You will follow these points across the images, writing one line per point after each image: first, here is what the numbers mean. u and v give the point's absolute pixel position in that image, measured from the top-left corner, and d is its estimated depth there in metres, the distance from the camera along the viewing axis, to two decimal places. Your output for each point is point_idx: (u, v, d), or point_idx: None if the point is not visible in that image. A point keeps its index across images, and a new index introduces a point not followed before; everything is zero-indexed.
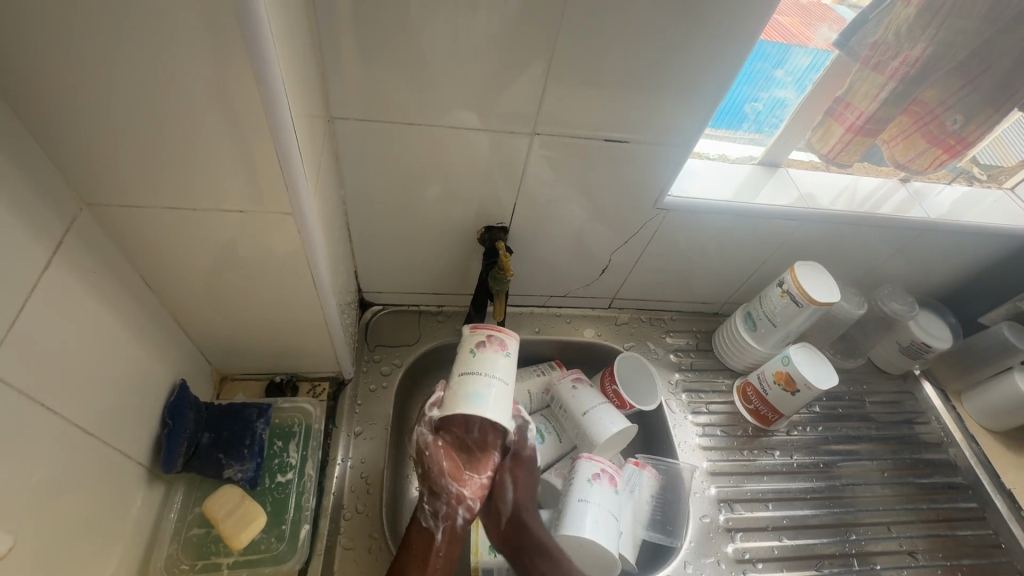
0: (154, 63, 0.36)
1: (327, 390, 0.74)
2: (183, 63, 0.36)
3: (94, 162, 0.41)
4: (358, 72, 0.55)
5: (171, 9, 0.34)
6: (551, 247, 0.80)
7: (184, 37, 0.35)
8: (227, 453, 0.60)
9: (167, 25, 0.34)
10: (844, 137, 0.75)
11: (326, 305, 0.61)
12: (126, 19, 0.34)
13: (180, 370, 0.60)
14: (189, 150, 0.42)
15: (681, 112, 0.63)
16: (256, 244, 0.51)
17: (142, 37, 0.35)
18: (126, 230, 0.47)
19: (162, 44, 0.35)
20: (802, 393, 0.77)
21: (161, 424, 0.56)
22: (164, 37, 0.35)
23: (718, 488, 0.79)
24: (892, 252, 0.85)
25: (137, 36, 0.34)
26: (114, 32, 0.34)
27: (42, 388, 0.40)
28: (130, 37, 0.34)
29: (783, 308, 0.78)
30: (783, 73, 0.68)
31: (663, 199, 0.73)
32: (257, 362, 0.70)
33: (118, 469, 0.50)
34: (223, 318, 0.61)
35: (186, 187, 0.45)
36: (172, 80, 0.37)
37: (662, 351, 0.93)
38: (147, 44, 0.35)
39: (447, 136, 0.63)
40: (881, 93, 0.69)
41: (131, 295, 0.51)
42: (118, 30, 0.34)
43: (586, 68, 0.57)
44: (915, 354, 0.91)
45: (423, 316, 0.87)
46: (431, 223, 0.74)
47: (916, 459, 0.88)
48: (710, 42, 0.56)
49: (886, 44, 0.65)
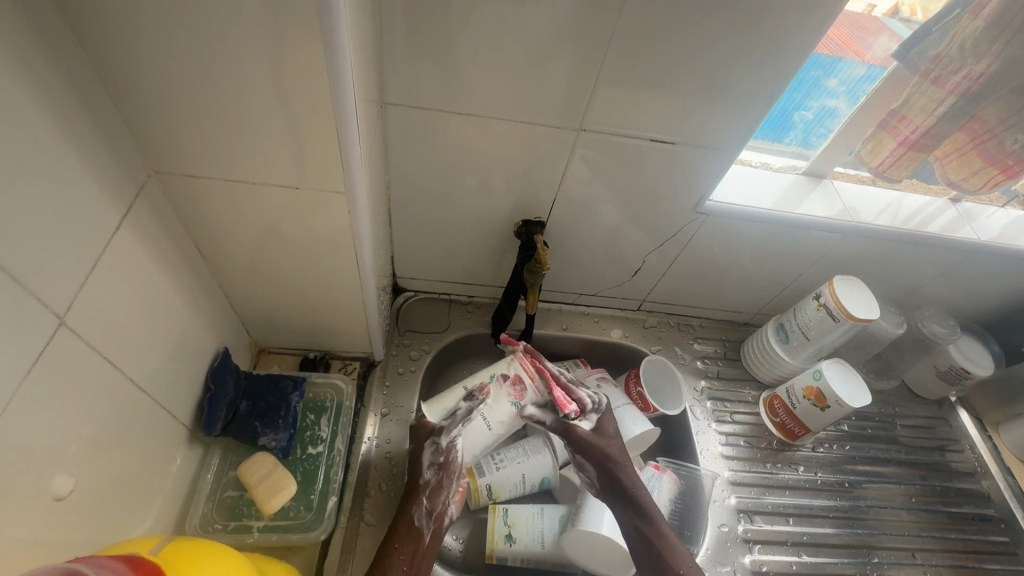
0: (231, 40, 0.38)
1: (358, 369, 0.76)
2: (257, 43, 0.38)
3: (165, 133, 0.43)
4: (412, 60, 0.56)
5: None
6: (585, 244, 0.80)
7: (261, 19, 0.36)
8: (262, 422, 0.62)
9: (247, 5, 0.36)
10: (895, 151, 0.73)
11: (365, 286, 0.63)
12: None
13: (223, 339, 0.62)
14: (254, 127, 0.44)
15: (731, 117, 0.62)
16: (306, 222, 0.53)
17: (223, 15, 0.36)
18: (186, 201, 0.50)
19: (240, 24, 0.37)
20: (832, 409, 0.76)
21: (204, 387, 0.58)
22: (243, 17, 0.36)
23: (738, 498, 0.78)
24: (936, 272, 0.83)
25: (217, 15, 0.36)
26: (198, 11, 0.36)
27: (103, 345, 0.42)
28: (211, 16, 0.36)
29: (818, 322, 0.77)
30: (835, 82, 0.67)
31: (703, 204, 0.72)
32: (294, 337, 0.72)
33: (163, 429, 0.52)
34: (267, 291, 0.63)
35: (247, 162, 0.47)
36: (246, 58, 0.39)
37: (689, 357, 0.92)
38: (226, 23, 0.37)
39: (493, 128, 0.63)
40: (940, 106, 0.68)
41: (186, 262, 0.53)
42: (200, 8, 0.36)
43: (637, 67, 0.57)
44: (953, 379, 0.88)
45: (453, 305, 0.88)
46: (469, 214, 0.75)
47: (947, 487, 0.86)
48: (766, 48, 0.55)
49: (949, 56, 0.63)
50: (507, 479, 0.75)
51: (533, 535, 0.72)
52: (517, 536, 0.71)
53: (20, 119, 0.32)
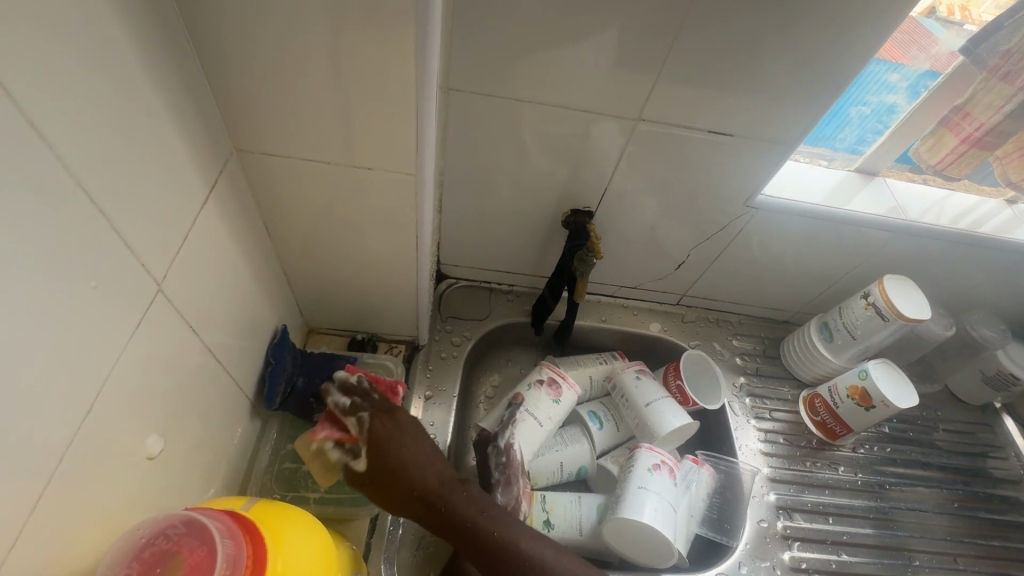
0: (328, 23, 0.38)
1: (403, 352, 0.78)
2: (352, 26, 0.38)
3: (251, 111, 0.45)
4: (479, 45, 0.57)
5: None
6: (632, 236, 0.80)
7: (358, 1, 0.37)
8: (318, 399, 0.62)
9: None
10: (957, 148, 0.72)
11: (421, 270, 0.64)
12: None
13: (281, 317, 0.64)
14: (336, 108, 0.44)
15: (794, 110, 0.61)
16: (372, 204, 0.54)
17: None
18: (262, 179, 0.51)
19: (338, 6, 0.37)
20: (877, 410, 0.75)
21: (265, 361, 0.60)
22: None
23: (776, 495, 0.78)
24: (989, 275, 0.81)
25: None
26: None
27: (189, 316, 0.44)
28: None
29: (865, 321, 0.76)
30: (897, 77, 0.65)
31: (755, 198, 0.72)
32: (345, 318, 0.74)
33: (232, 401, 0.54)
34: (326, 270, 0.65)
35: (324, 142, 0.48)
36: (339, 41, 0.40)
37: (728, 353, 0.92)
38: (324, 5, 0.37)
39: (552, 116, 0.64)
40: (1007, 103, 0.66)
41: (256, 240, 0.55)
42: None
43: (705, 58, 0.57)
44: (1000, 386, 0.86)
45: (493, 293, 0.89)
46: (519, 202, 0.75)
47: (990, 494, 0.84)
48: (839, 41, 0.54)
49: (1021, 52, 0.62)
50: (546, 465, 0.76)
51: (570, 521, 0.73)
52: (555, 522, 0.72)
53: (136, 95, 0.34)
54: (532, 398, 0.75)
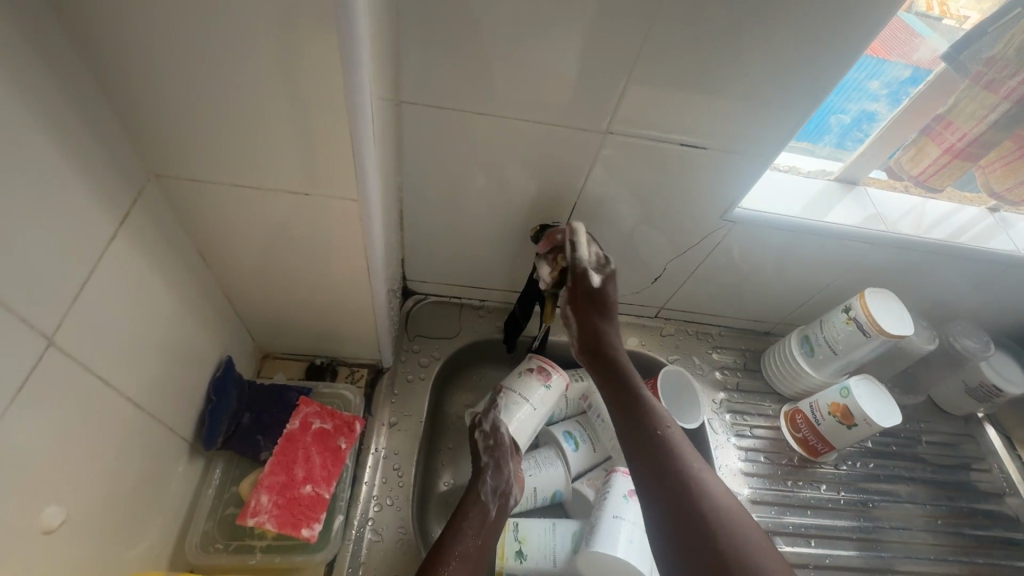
0: (241, 41, 0.34)
1: (365, 377, 0.74)
2: (270, 43, 0.35)
3: (166, 135, 0.40)
4: (431, 54, 0.53)
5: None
6: (604, 249, 0.77)
7: (273, 17, 0.33)
8: (265, 435, 0.58)
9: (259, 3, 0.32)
10: (939, 160, 0.70)
11: (376, 293, 0.60)
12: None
13: (226, 347, 0.60)
14: (263, 131, 0.40)
15: (767, 120, 0.58)
16: (316, 227, 0.50)
17: (233, 12, 0.33)
18: (188, 206, 0.46)
19: (250, 23, 0.33)
20: (859, 428, 0.72)
21: (205, 399, 0.55)
22: (253, 16, 0.33)
23: (757, 517, 0.75)
24: (970, 285, 0.79)
25: (226, 12, 0.33)
26: (203, 5, 0.32)
27: (98, 363, 0.39)
28: (220, 13, 0.33)
29: (847, 336, 0.73)
30: (878, 84, 0.62)
31: (732, 211, 0.69)
32: (300, 342, 0.69)
33: (163, 445, 0.50)
34: (274, 296, 0.60)
35: (254, 166, 0.43)
36: (257, 60, 0.36)
37: (707, 367, 0.89)
38: (236, 21, 0.33)
39: (513, 129, 0.60)
40: (991, 114, 0.64)
41: (187, 269, 0.50)
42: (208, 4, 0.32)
43: (671, 69, 0.53)
44: (983, 397, 0.85)
45: (464, 309, 0.85)
46: (484, 217, 0.72)
47: (973, 509, 0.82)
48: (811, 50, 0.51)
49: (1005, 60, 0.59)
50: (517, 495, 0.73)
51: (543, 552, 0.69)
52: (527, 553, 0.69)
53: (4, 125, 0.29)
54: (526, 384, 0.73)
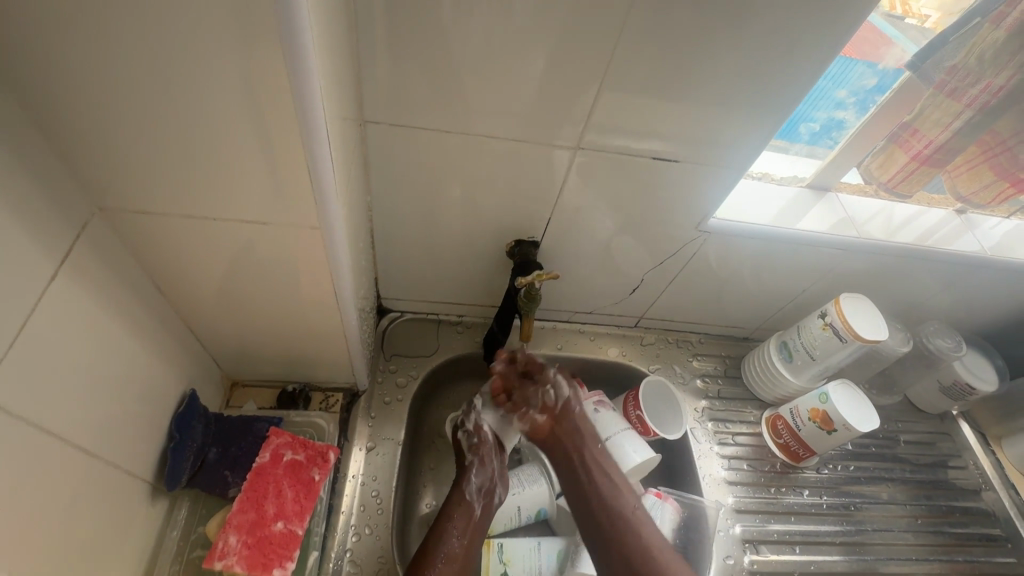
0: (186, 72, 0.33)
1: (341, 401, 0.72)
2: (216, 73, 0.34)
3: (111, 168, 0.38)
4: (393, 72, 0.52)
5: (207, 12, 0.31)
6: (581, 262, 0.76)
7: (217, 44, 0.32)
8: (233, 470, 0.56)
9: (202, 31, 0.31)
10: (907, 166, 0.71)
11: (346, 316, 0.58)
12: (157, 20, 0.31)
13: (189, 379, 0.57)
14: (217, 162, 0.39)
15: (735, 131, 0.58)
16: (278, 254, 0.48)
17: (175, 42, 0.32)
18: (140, 238, 0.45)
19: (194, 52, 0.32)
20: (840, 433, 0.73)
21: (168, 437, 0.53)
22: (197, 48, 0.32)
23: (742, 527, 0.75)
24: (942, 286, 0.80)
25: (167, 41, 0.32)
26: (142, 35, 0.31)
27: (42, 408, 0.37)
28: (164, 45, 0.32)
29: (824, 341, 0.74)
30: (846, 93, 0.63)
31: (707, 222, 0.69)
32: (270, 369, 0.67)
33: (121, 488, 0.47)
34: (240, 324, 0.58)
35: (207, 196, 0.42)
36: (205, 90, 0.34)
37: (688, 376, 0.89)
38: (180, 52, 0.32)
39: (481, 145, 0.59)
40: (956, 120, 0.65)
41: (143, 303, 0.48)
42: (147, 35, 0.31)
43: (637, 84, 0.53)
44: (956, 395, 0.86)
45: (442, 325, 0.84)
46: (457, 234, 0.70)
47: (951, 507, 0.83)
48: (774, 63, 0.52)
49: (967, 68, 0.60)
50: (501, 515, 0.71)
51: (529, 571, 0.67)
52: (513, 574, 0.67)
53: None
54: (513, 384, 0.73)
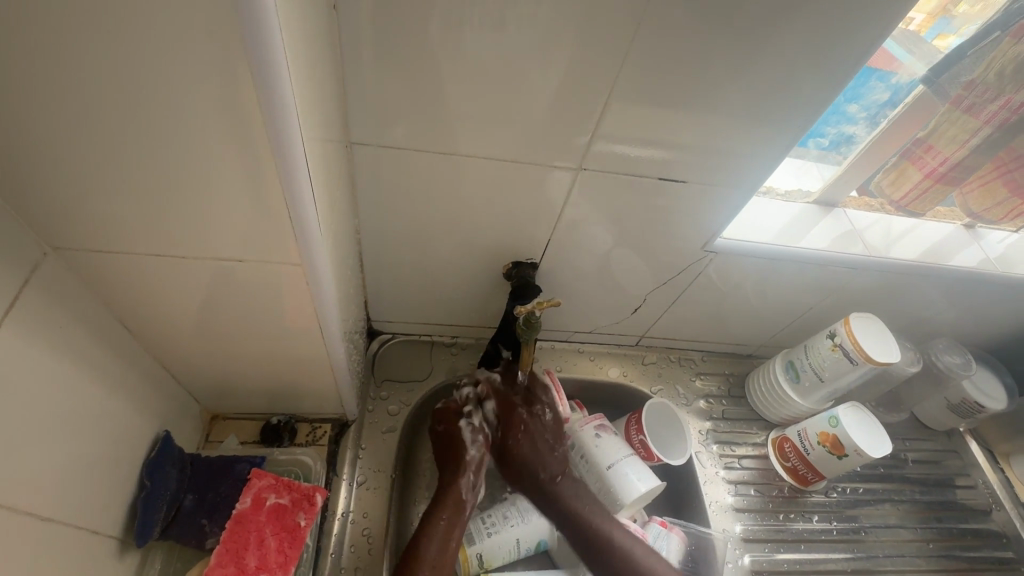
0: (147, 103, 0.30)
1: (329, 432, 0.68)
2: (180, 105, 0.30)
3: (66, 204, 0.35)
4: (380, 91, 0.48)
5: (168, 39, 0.27)
6: (580, 281, 0.73)
7: (176, 71, 0.29)
8: (212, 518, 0.54)
9: (164, 60, 0.28)
10: (920, 184, 0.68)
11: (332, 349, 0.54)
12: (111, 48, 0.27)
13: (161, 418, 0.54)
14: (184, 197, 0.36)
15: (741, 148, 0.55)
16: (256, 289, 0.45)
17: (133, 72, 0.29)
18: (103, 276, 0.41)
19: (155, 83, 0.29)
20: (851, 458, 0.70)
21: (138, 485, 0.50)
22: (157, 78, 0.29)
23: (751, 557, 0.73)
24: (950, 303, 0.78)
25: (124, 71, 0.29)
26: (95, 65, 0.28)
27: None
28: (120, 75, 0.29)
29: (833, 363, 0.71)
30: (857, 108, 0.60)
31: (712, 242, 0.66)
32: (252, 402, 0.63)
33: (86, 544, 0.44)
34: (218, 358, 0.54)
35: (172, 231, 0.39)
36: (169, 123, 0.31)
37: (691, 396, 0.86)
38: (139, 82, 0.29)
39: (474, 166, 0.56)
40: (972, 138, 0.63)
41: (107, 343, 0.45)
42: (101, 64, 0.28)
43: (639, 102, 0.51)
44: (965, 412, 0.84)
45: (435, 347, 0.80)
46: (450, 256, 0.67)
47: (962, 529, 0.81)
48: (783, 81, 0.49)
49: (984, 83, 0.58)
50: (499, 545, 0.67)
51: None
52: None
53: None
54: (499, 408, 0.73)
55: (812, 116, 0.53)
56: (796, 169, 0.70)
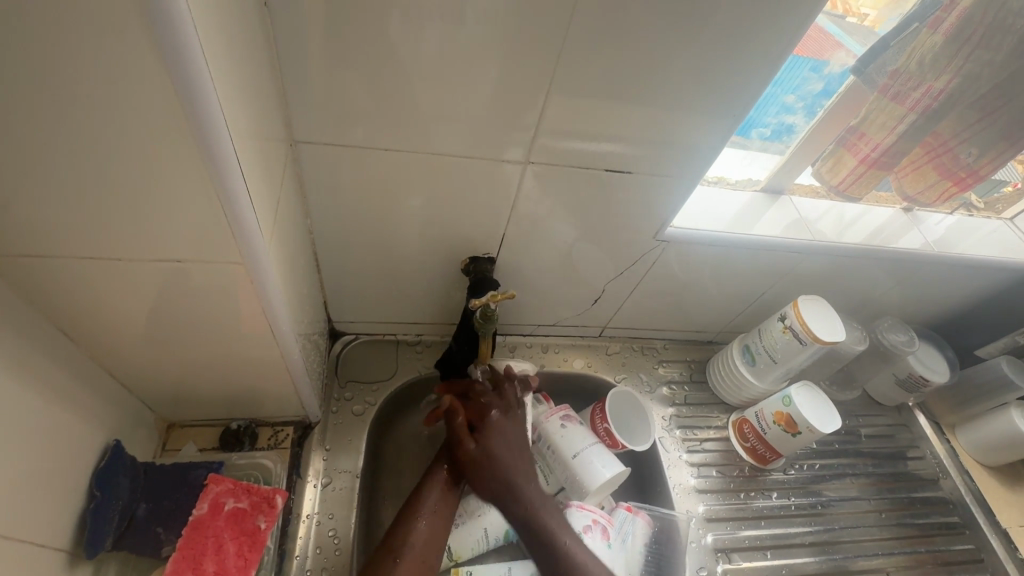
0: (64, 103, 0.30)
1: (292, 436, 0.67)
2: (100, 104, 0.30)
3: None
4: (323, 89, 0.48)
5: (80, 38, 0.27)
6: (539, 275, 0.74)
7: (94, 71, 0.29)
8: (167, 527, 0.53)
9: (78, 58, 0.28)
10: (856, 169, 0.71)
11: (287, 350, 0.54)
12: (19, 47, 0.27)
13: (111, 427, 0.53)
14: (115, 199, 0.36)
15: (684, 139, 0.57)
16: (202, 292, 0.45)
17: (49, 73, 0.28)
18: (35, 283, 0.40)
19: (72, 82, 0.29)
20: (803, 435, 0.73)
21: (87, 497, 0.49)
22: (73, 78, 0.29)
23: (714, 536, 0.75)
24: (893, 283, 0.82)
25: (37, 71, 0.28)
26: (5, 65, 0.28)
27: None
28: (33, 74, 0.28)
29: (784, 344, 0.74)
30: (794, 98, 0.63)
31: (665, 231, 0.68)
32: (209, 409, 0.62)
33: (31, 559, 0.43)
34: (169, 366, 0.54)
35: (106, 235, 0.38)
36: (93, 123, 0.31)
37: (654, 383, 0.88)
38: (55, 82, 0.29)
39: (423, 164, 0.56)
40: (900, 124, 0.66)
41: (43, 353, 0.43)
42: (10, 63, 0.28)
43: (581, 94, 0.52)
44: (912, 387, 0.88)
45: (399, 345, 0.80)
46: (408, 254, 0.67)
47: (912, 498, 0.85)
48: (717, 70, 0.51)
49: (908, 72, 0.61)
50: (467, 537, 0.67)
51: None
52: None
53: None
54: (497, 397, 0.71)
55: (748, 106, 0.55)
56: (744, 157, 0.72)
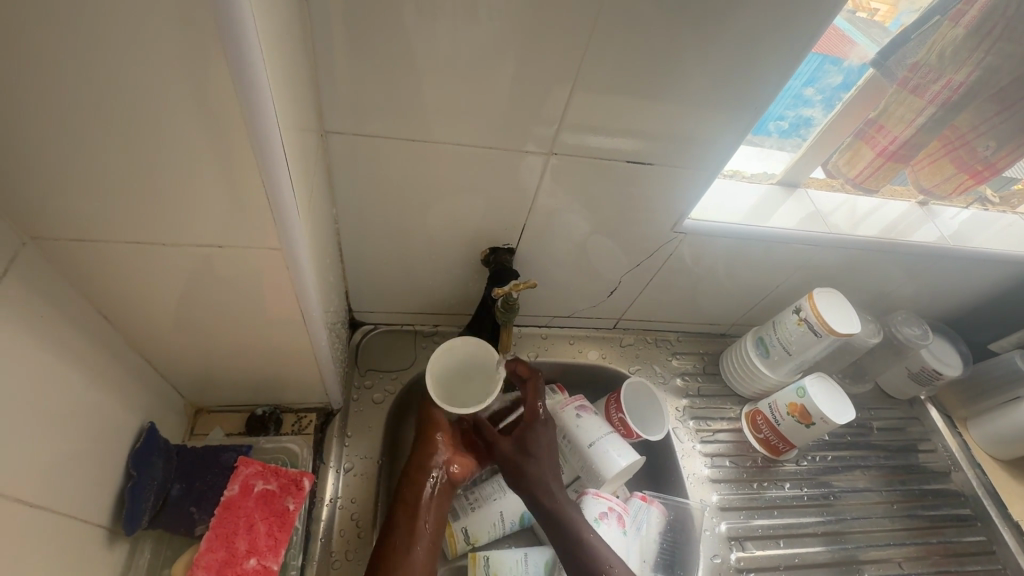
0: (121, 88, 0.31)
1: (314, 422, 0.69)
2: (155, 93, 0.31)
3: (42, 193, 0.36)
4: (354, 80, 0.49)
5: (140, 28, 0.28)
6: (557, 266, 0.75)
7: (151, 60, 0.30)
8: (200, 506, 0.55)
9: (138, 46, 0.29)
10: (874, 162, 0.72)
11: (315, 337, 0.55)
12: (84, 35, 0.28)
13: (145, 410, 0.54)
14: (161, 182, 0.37)
15: (705, 132, 0.58)
16: (237, 278, 0.46)
17: (110, 63, 0.30)
18: (80, 266, 0.42)
19: (130, 68, 0.30)
20: (817, 426, 0.74)
21: (125, 476, 0.51)
22: (131, 67, 0.30)
23: (728, 525, 0.76)
24: (908, 276, 0.82)
25: (98, 58, 0.29)
26: (69, 52, 0.29)
27: None
28: (94, 61, 0.29)
29: (799, 336, 0.75)
30: (812, 91, 0.63)
31: (682, 223, 0.69)
32: (236, 394, 0.64)
33: (73, 535, 0.44)
34: (200, 351, 0.55)
35: (151, 220, 0.39)
36: (147, 111, 0.32)
37: (668, 375, 0.89)
38: (113, 67, 0.30)
39: (448, 155, 0.57)
40: (919, 116, 0.66)
41: (85, 335, 0.45)
42: (74, 51, 0.29)
43: (606, 87, 0.52)
44: (924, 380, 0.88)
45: (417, 336, 0.81)
46: (429, 244, 0.68)
47: (924, 490, 0.86)
48: (741, 64, 0.51)
49: (928, 65, 0.62)
50: (484, 520, 0.69)
51: None
52: None
53: None
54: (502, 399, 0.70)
55: (770, 99, 0.56)
56: (759, 154, 0.73)
